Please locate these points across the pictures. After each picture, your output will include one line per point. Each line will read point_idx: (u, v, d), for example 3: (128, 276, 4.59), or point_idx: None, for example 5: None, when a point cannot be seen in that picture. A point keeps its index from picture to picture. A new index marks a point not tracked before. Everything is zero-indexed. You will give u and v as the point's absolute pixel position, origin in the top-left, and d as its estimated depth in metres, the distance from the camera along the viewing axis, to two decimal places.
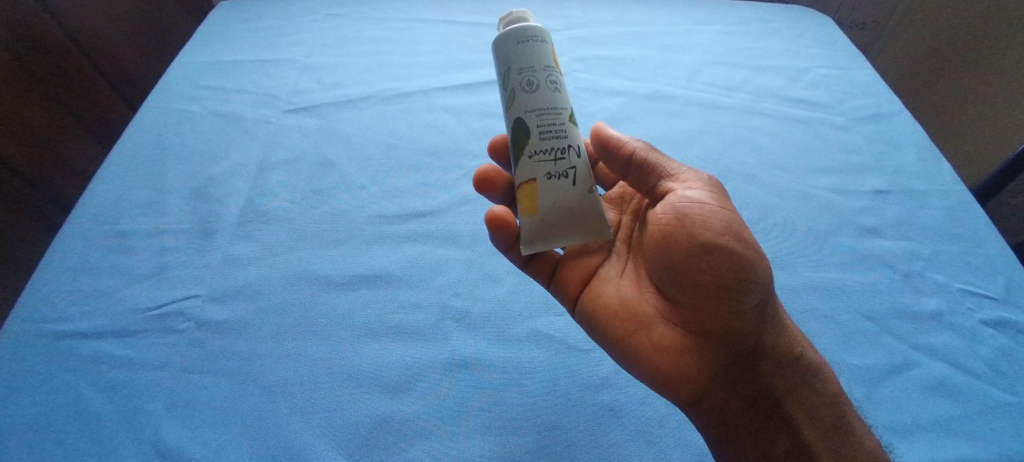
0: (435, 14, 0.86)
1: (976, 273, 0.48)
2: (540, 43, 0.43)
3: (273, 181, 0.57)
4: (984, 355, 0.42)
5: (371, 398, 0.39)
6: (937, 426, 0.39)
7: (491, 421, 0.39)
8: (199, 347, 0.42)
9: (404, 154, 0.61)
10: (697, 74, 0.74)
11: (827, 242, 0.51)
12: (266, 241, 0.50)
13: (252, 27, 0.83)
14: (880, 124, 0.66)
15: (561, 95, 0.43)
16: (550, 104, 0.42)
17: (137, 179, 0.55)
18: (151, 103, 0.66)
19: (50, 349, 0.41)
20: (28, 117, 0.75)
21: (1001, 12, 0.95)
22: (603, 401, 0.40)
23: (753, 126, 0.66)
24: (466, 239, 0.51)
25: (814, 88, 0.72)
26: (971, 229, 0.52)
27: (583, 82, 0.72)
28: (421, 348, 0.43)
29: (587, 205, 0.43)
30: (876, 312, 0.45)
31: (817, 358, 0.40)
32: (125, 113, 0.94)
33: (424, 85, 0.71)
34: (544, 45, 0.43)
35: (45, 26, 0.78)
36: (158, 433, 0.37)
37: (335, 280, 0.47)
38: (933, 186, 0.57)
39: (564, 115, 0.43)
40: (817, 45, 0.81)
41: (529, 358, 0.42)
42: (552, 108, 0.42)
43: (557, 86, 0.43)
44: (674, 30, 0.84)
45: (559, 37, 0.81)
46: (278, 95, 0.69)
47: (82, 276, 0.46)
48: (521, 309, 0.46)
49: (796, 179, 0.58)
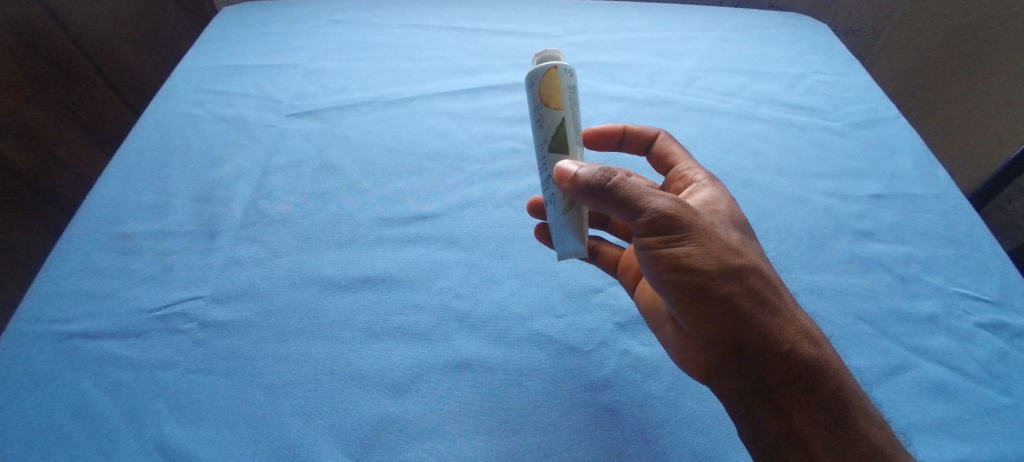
0: (437, 20, 0.87)
1: (972, 277, 0.49)
2: (531, 76, 0.44)
3: (277, 184, 0.57)
4: (979, 357, 0.43)
5: (375, 398, 0.40)
6: (934, 428, 0.39)
7: (491, 421, 0.39)
8: (203, 347, 0.42)
9: (406, 158, 0.62)
10: (695, 80, 0.75)
11: (823, 245, 0.52)
12: (271, 242, 0.51)
13: (255, 32, 0.84)
14: (876, 129, 0.67)
15: (545, 127, 0.44)
16: (536, 139, 0.45)
17: (142, 181, 0.56)
18: (155, 106, 0.67)
19: (55, 349, 0.41)
20: (30, 119, 0.76)
21: (998, 16, 0.96)
22: (603, 402, 0.41)
23: (751, 132, 0.67)
24: (467, 241, 0.52)
25: (810, 93, 0.73)
26: (967, 232, 0.53)
27: (583, 88, 0.73)
28: (424, 348, 0.43)
29: (556, 225, 0.45)
30: (872, 315, 0.46)
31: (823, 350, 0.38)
32: (127, 117, 0.95)
33: (426, 89, 0.72)
34: (534, 75, 0.44)
35: (47, 27, 0.78)
36: (162, 433, 0.37)
37: (339, 281, 0.48)
38: (928, 190, 0.58)
39: (544, 147, 0.45)
40: (813, 52, 0.82)
41: (529, 359, 0.43)
42: (538, 143, 0.45)
43: (540, 118, 0.44)
44: (672, 37, 0.85)
45: (559, 44, 0.82)
46: (282, 99, 0.70)
47: (87, 278, 0.47)
48: (522, 312, 0.46)
49: (793, 184, 0.59)
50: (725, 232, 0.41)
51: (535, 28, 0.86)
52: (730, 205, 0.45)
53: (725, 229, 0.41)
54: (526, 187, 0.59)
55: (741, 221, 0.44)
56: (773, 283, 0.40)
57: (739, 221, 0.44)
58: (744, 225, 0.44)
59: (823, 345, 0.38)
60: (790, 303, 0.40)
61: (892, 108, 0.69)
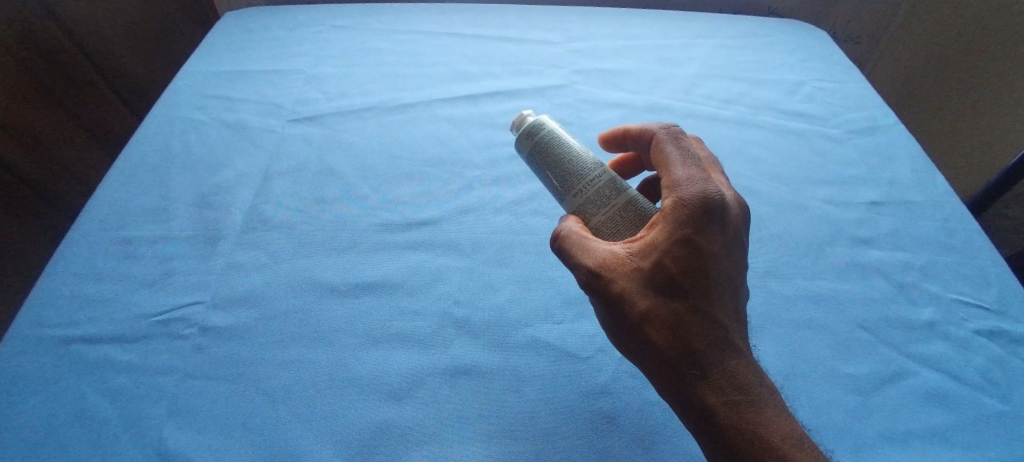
0: (438, 26, 0.88)
1: (970, 284, 0.49)
2: None
3: (278, 190, 0.58)
4: (978, 365, 0.43)
5: (373, 405, 0.40)
6: (933, 436, 0.39)
7: (489, 428, 0.39)
8: (202, 353, 0.43)
9: (406, 164, 0.62)
10: (695, 87, 0.76)
11: (822, 253, 0.52)
12: (271, 248, 0.51)
13: (257, 37, 0.85)
14: (874, 136, 0.67)
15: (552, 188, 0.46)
16: None
17: (143, 186, 0.57)
18: (157, 111, 0.67)
19: (54, 353, 0.41)
20: (32, 122, 0.77)
21: (998, 24, 0.97)
22: (601, 408, 0.41)
23: (750, 138, 0.67)
24: (466, 247, 0.52)
25: (808, 100, 0.73)
26: (965, 239, 0.53)
27: (583, 94, 0.73)
28: (423, 354, 0.43)
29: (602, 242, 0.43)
30: (870, 322, 0.46)
31: (746, 424, 0.33)
32: (129, 121, 0.95)
33: (426, 95, 0.73)
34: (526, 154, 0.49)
35: (50, 31, 0.79)
36: (161, 437, 0.37)
37: (338, 287, 0.48)
38: (926, 198, 0.58)
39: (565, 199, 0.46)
40: (812, 59, 0.83)
41: (529, 366, 0.43)
42: None
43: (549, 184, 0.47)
44: (672, 44, 0.86)
45: (559, 51, 0.82)
46: (284, 105, 0.70)
47: (87, 282, 0.47)
48: (521, 318, 0.46)
49: (792, 191, 0.59)
50: (637, 301, 0.36)
51: (536, 34, 0.86)
52: (672, 249, 0.36)
53: (639, 295, 0.36)
54: (526, 193, 0.59)
55: (679, 270, 0.36)
56: (690, 352, 0.35)
57: (674, 271, 0.36)
58: (681, 277, 0.36)
59: (743, 422, 0.33)
60: (711, 374, 0.35)
61: (890, 115, 0.70)
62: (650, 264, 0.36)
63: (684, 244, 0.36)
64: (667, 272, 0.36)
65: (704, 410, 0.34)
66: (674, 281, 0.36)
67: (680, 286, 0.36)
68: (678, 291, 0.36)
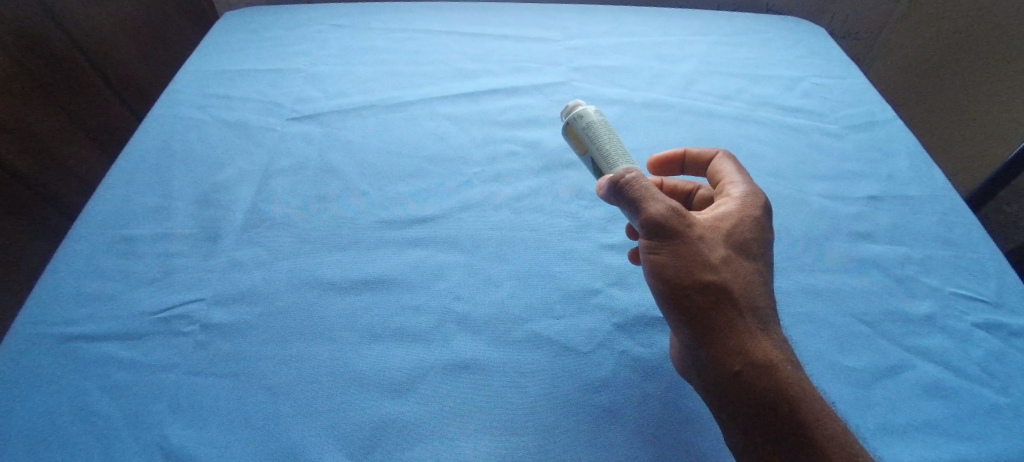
0: (436, 25, 0.88)
1: (968, 278, 0.49)
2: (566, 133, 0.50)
3: (278, 187, 0.58)
4: (977, 358, 0.43)
5: (376, 400, 0.40)
6: (932, 428, 0.39)
7: (489, 422, 0.39)
8: (204, 349, 0.43)
9: (405, 162, 0.62)
10: (693, 84, 0.76)
11: (820, 248, 0.52)
12: (272, 245, 0.52)
13: (256, 36, 0.85)
14: (872, 131, 0.67)
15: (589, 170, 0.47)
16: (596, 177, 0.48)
17: (144, 185, 0.57)
18: (156, 111, 0.68)
19: (57, 351, 0.42)
20: (32, 123, 0.77)
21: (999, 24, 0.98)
22: (601, 403, 0.41)
23: (749, 135, 0.67)
24: (466, 243, 0.53)
25: (807, 96, 0.74)
26: (964, 234, 0.53)
27: (581, 92, 0.73)
28: (422, 349, 0.44)
29: None
30: (869, 316, 0.46)
31: (801, 373, 0.37)
32: (128, 121, 0.96)
33: (424, 93, 0.73)
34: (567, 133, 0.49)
35: (49, 33, 0.79)
36: (163, 433, 0.38)
37: (339, 283, 0.48)
38: (924, 192, 0.58)
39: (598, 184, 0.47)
40: (810, 55, 0.83)
41: (529, 359, 0.43)
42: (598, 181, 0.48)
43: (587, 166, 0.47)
44: (670, 41, 0.86)
45: (558, 48, 0.82)
46: (283, 103, 0.70)
47: (90, 280, 0.47)
48: (521, 313, 0.47)
49: (791, 186, 0.60)
50: (716, 250, 0.40)
51: (535, 32, 0.86)
52: (746, 221, 0.42)
53: (717, 247, 0.40)
54: (525, 189, 0.59)
55: (748, 241, 0.41)
56: (755, 306, 0.39)
57: (746, 240, 0.41)
58: (750, 245, 0.42)
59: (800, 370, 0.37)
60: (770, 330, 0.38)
61: (888, 110, 0.70)
62: (730, 226, 0.42)
63: (754, 222, 0.43)
64: (741, 237, 0.41)
65: (768, 354, 0.37)
66: (742, 247, 0.41)
67: (746, 253, 0.41)
68: (745, 257, 0.41)
